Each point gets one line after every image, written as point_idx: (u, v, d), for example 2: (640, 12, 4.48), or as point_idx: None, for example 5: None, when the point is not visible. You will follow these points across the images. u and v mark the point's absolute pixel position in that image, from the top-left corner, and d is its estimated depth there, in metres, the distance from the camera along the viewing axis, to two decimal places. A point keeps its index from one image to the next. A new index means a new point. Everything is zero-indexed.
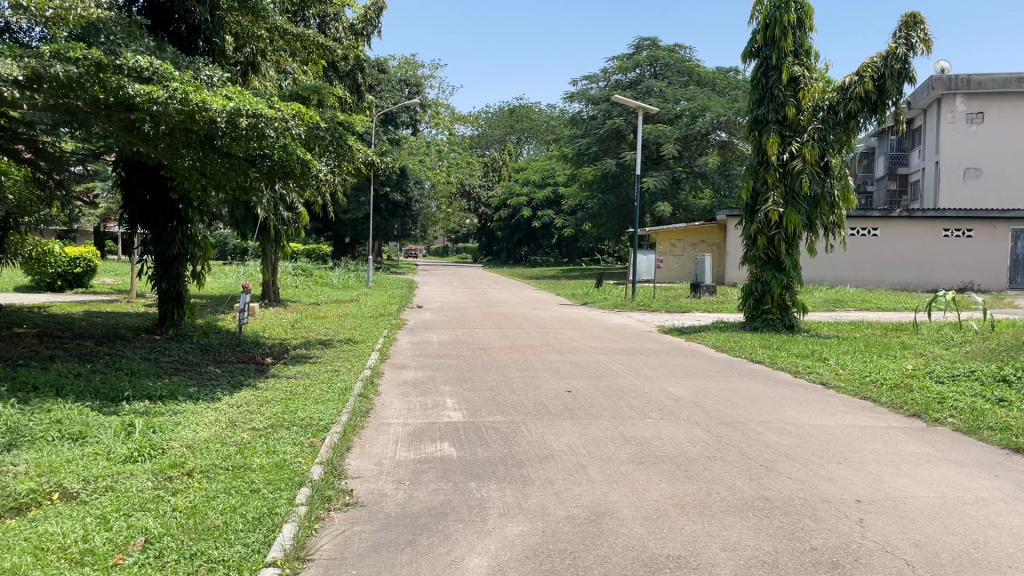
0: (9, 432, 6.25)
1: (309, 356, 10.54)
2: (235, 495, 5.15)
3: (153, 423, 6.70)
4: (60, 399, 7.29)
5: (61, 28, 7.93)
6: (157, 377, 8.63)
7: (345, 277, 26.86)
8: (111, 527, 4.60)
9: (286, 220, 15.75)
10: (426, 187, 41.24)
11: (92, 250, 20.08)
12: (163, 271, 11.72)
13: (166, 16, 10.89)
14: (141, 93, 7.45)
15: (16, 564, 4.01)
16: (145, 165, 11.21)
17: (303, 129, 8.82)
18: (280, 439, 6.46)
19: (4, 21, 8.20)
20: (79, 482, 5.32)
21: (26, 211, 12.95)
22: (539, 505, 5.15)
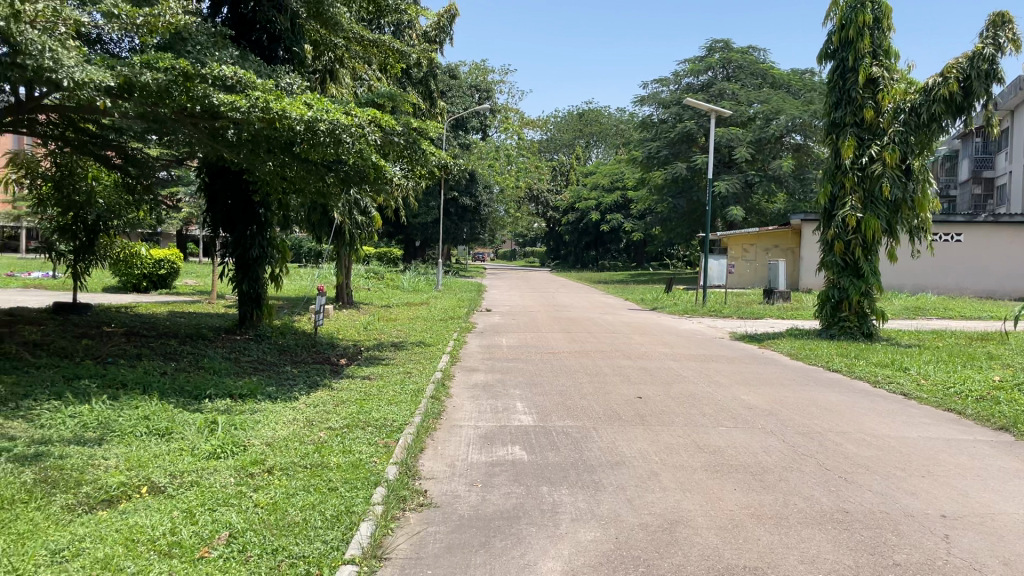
0: (101, 427, 6.55)
1: (382, 358, 10.72)
2: (314, 493, 5.27)
3: (235, 421, 6.91)
4: (147, 396, 7.58)
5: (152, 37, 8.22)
6: (238, 376, 8.91)
7: (416, 280, 27.20)
8: (196, 521, 4.76)
9: (360, 224, 16.03)
10: (494, 192, 41.56)
11: (176, 252, 20.84)
12: (244, 273, 12.08)
13: (249, 26, 11.30)
14: (225, 102, 7.69)
15: (110, 555, 4.20)
16: (228, 170, 11.61)
17: (379, 135, 9.00)
18: (356, 439, 6.59)
19: (96, 32, 8.58)
20: (166, 476, 5.53)
21: (115, 214, 13.52)
22: (612, 511, 5.14)
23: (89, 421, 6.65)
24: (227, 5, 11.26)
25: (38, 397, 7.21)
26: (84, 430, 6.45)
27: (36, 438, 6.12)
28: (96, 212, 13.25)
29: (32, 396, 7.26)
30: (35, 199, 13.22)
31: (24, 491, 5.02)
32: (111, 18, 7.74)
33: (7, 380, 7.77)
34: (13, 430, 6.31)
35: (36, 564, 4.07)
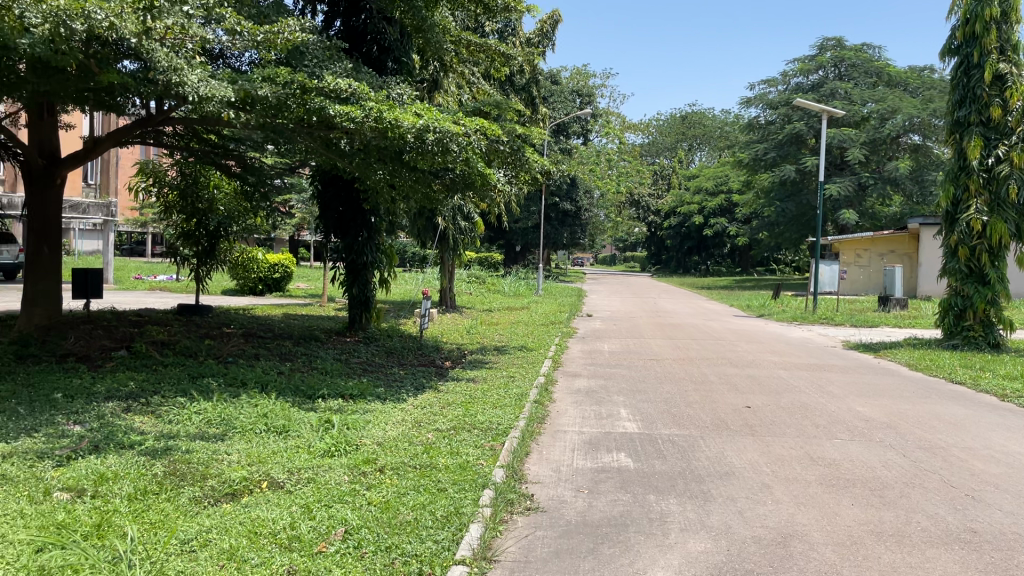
0: (223, 423, 6.88)
1: (485, 362, 10.86)
2: (424, 494, 5.39)
3: (348, 421, 7.14)
4: (266, 395, 7.92)
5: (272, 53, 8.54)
6: (348, 377, 9.21)
7: (517, 285, 27.37)
8: (314, 517, 4.94)
9: (464, 230, 16.24)
10: (595, 196, 41.46)
11: (289, 257, 21.58)
12: (354, 278, 12.49)
13: (361, 38, 11.64)
14: (340, 113, 7.95)
15: (235, 547, 4.42)
16: (339, 179, 12.01)
17: (485, 142, 9.08)
18: (463, 441, 6.69)
19: (220, 49, 9.05)
20: (284, 473, 5.76)
21: (235, 221, 14.17)
22: (723, 523, 5.04)
23: (212, 417, 7.01)
24: (339, 19, 11.67)
25: (167, 394, 7.66)
26: (208, 426, 6.80)
27: (164, 432, 6.49)
28: (217, 218, 13.96)
29: (162, 393, 7.71)
30: (162, 207, 14.03)
31: (156, 483, 5.33)
32: (233, 35, 8.11)
33: (140, 377, 8.27)
34: (144, 424, 6.72)
35: (168, 551, 4.33)
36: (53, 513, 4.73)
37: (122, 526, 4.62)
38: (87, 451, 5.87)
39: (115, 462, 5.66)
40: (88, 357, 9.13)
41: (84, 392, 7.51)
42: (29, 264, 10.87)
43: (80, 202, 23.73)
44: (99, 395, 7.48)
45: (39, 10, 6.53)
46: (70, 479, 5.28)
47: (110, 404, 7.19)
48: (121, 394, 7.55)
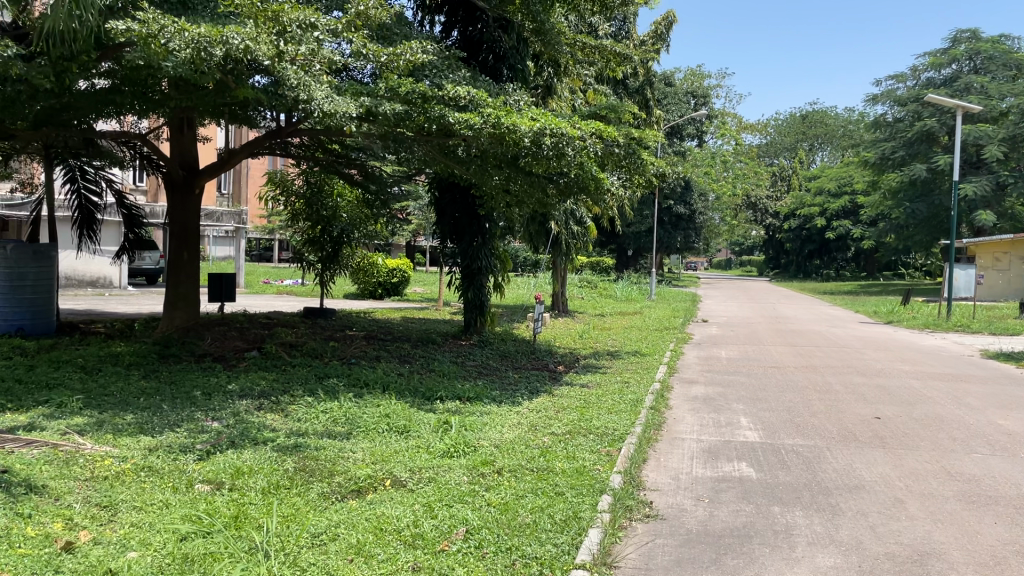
0: (348, 422, 7.14)
1: (599, 366, 10.83)
2: (542, 496, 5.43)
3: (465, 422, 7.28)
4: (387, 396, 8.17)
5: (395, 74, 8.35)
6: (465, 379, 9.38)
7: (630, 289, 27.15)
8: (435, 515, 5.06)
9: (576, 234, 16.27)
10: (709, 199, 40.65)
11: (406, 262, 22.14)
12: (469, 282, 12.68)
13: (477, 47, 11.90)
14: (460, 120, 8.13)
15: (362, 542, 4.58)
16: (455, 185, 12.24)
17: (601, 145, 8.97)
18: (579, 445, 6.70)
19: (344, 66, 9.29)
20: (406, 471, 5.94)
21: (356, 228, 14.69)
22: (853, 538, 4.84)
23: (338, 416, 7.30)
24: (457, 28, 11.96)
25: (296, 394, 8.01)
26: (334, 424, 7.09)
27: (293, 430, 6.80)
28: (340, 226, 14.51)
29: (290, 392, 8.06)
30: (289, 215, 14.69)
31: (287, 478, 5.60)
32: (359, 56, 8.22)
33: (270, 377, 8.66)
34: (276, 422, 7.06)
35: (300, 544, 4.53)
36: (195, 503, 5.03)
37: (256, 518, 4.86)
38: (224, 446, 6.22)
39: (249, 457, 5.97)
40: (223, 357, 9.66)
41: (220, 391, 7.96)
42: (172, 268, 11.58)
43: (216, 210, 25.14)
44: (234, 393, 7.90)
45: (181, 37, 6.94)
46: (209, 472, 5.61)
47: (243, 402, 7.59)
48: (253, 393, 7.94)
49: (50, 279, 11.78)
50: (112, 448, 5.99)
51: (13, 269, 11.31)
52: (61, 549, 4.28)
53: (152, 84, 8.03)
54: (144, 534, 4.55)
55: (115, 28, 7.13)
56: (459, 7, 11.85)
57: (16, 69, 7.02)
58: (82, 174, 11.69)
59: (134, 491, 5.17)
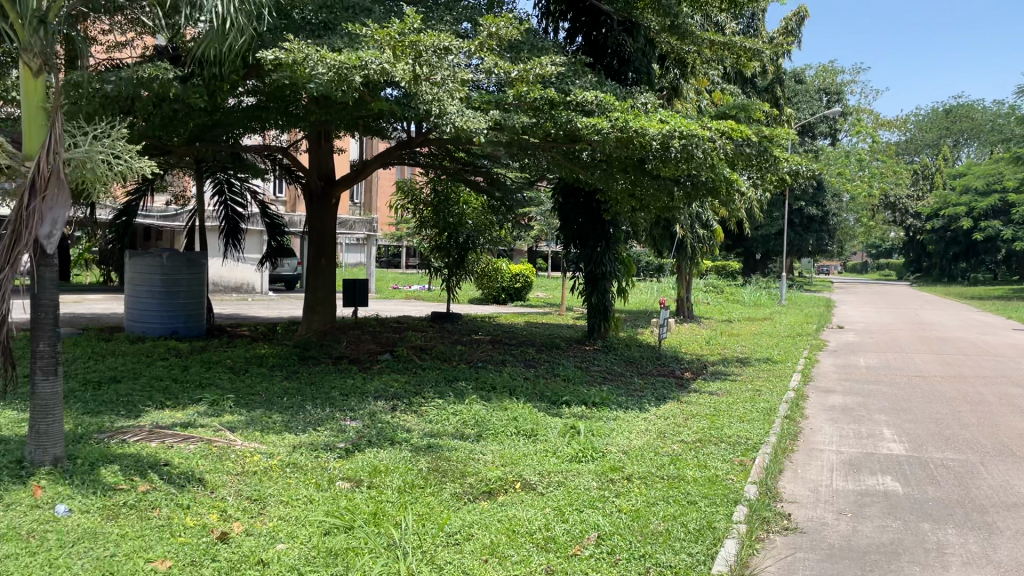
0: (478, 425, 7.26)
1: (728, 374, 10.54)
2: (674, 505, 5.35)
3: (593, 427, 7.27)
4: (516, 400, 8.27)
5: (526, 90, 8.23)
6: (590, 384, 9.37)
7: (758, 294, 26.36)
8: (566, 520, 5.07)
9: (701, 237, 15.96)
10: (843, 200, 38.98)
11: (529, 267, 22.38)
12: (593, 287, 12.66)
13: (602, 51, 11.90)
14: (586, 125, 8.12)
15: (495, 543, 4.65)
16: (580, 190, 12.28)
17: (731, 146, 8.62)
18: (711, 454, 6.56)
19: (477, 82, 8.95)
20: (536, 475, 5.98)
21: (482, 234, 14.95)
22: (1014, 559, 4.53)
23: (468, 418, 7.44)
24: (582, 33, 12.08)
25: (427, 396, 8.22)
26: (464, 426, 7.23)
27: (427, 431, 6.99)
28: (465, 232, 14.80)
29: (423, 394, 8.29)
30: (418, 223, 15.08)
31: (422, 478, 5.75)
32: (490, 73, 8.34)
33: (402, 379, 8.95)
34: (409, 423, 7.28)
35: (437, 542, 4.64)
36: (335, 500, 5.24)
37: (394, 515, 5.01)
38: (363, 445, 6.47)
39: (386, 456, 6.17)
40: (358, 360, 10.04)
41: (357, 391, 8.29)
42: (311, 274, 12.16)
43: (348, 218, 26.16)
44: (369, 394, 8.20)
45: (322, 63, 7.22)
46: (349, 469, 5.85)
47: (378, 403, 7.86)
48: (387, 394, 8.22)
49: (201, 286, 12.57)
50: (260, 444, 6.34)
51: (168, 276, 12.06)
52: (216, 539, 4.56)
53: (294, 100, 8.45)
54: (291, 527, 4.78)
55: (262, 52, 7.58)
56: (583, 12, 11.96)
57: (175, 90, 7.58)
58: (229, 187, 12.46)
59: (280, 486, 5.44)
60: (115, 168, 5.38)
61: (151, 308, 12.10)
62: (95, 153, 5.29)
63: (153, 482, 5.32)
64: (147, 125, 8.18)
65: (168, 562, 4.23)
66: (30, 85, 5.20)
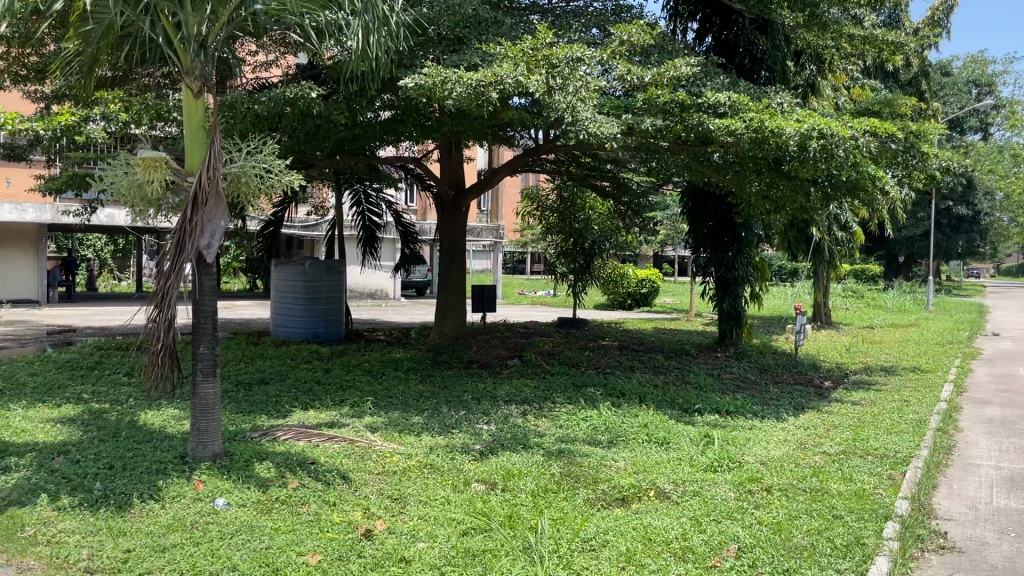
0: (609, 431, 7.21)
1: (872, 383, 10.03)
2: (818, 519, 5.14)
3: (728, 436, 7.09)
4: (647, 407, 8.18)
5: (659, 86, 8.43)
6: (723, 392, 9.15)
7: (902, 299, 24.93)
8: (704, 530, 4.97)
9: (839, 240, 15.34)
10: (997, 198, 36.33)
11: (656, 272, 22.07)
12: (724, 292, 12.38)
13: (733, 50, 11.66)
14: (720, 127, 7.95)
15: (632, 550, 4.61)
16: (710, 193, 12.06)
17: (875, 144, 8.23)
18: (856, 467, 6.26)
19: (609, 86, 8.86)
20: (670, 483, 5.89)
21: (608, 239, 14.89)
22: None
23: (599, 424, 7.41)
24: (712, 33, 11.94)
25: (557, 401, 8.26)
26: (595, 432, 7.22)
27: (559, 436, 7.02)
28: (592, 238, 14.80)
29: (553, 399, 8.33)
30: (543, 229, 15.14)
31: (554, 482, 5.78)
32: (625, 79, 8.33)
33: (532, 385, 9.03)
34: (541, 427, 7.33)
35: (573, 547, 4.64)
36: (471, 502, 5.33)
37: (529, 519, 5.05)
38: (498, 448, 6.56)
39: (519, 460, 6.25)
40: (488, 364, 10.22)
41: (488, 395, 8.43)
42: (443, 281, 12.45)
43: (476, 226, 26.65)
44: (501, 398, 8.32)
45: (460, 82, 7.44)
46: (484, 472, 5.95)
47: (510, 407, 7.96)
48: (518, 399, 8.31)
49: (339, 293, 13.09)
50: (399, 445, 6.55)
51: (310, 282, 12.61)
52: (361, 536, 4.74)
53: (428, 112, 8.70)
54: (430, 527, 4.90)
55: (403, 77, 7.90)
56: (715, 12, 11.82)
57: (318, 107, 7.97)
58: (365, 197, 12.96)
59: (419, 487, 5.60)
60: (267, 181, 5.69)
61: (294, 314, 12.72)
62: (249, 168, 5.63)
63: (302, 479, 5.61)
64: (293, 140, 8.64)
65: (318, 557, 4.43)
66: (192, 106, 5.56)
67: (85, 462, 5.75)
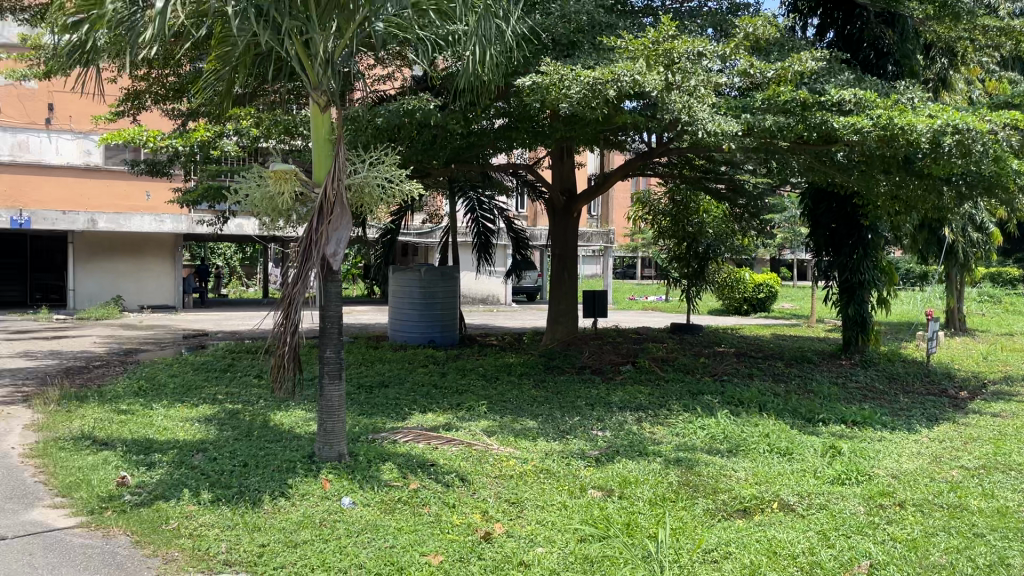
0: (728, 440, 7.04)
1: (1014, 394, 9.38)
2: (957, 537, 4.86)
3: (856, 449, 6.78)
4: (767, 415, 7.94)
5: (782, 84, 8.31)
6: (849, 402, 8.77)
7: None
8: (833, 545, 4.77)
9: (974, 242, 14.47)
10: None
11: (774, 277, 21.39)
12: (848, 296, 11.90)
13: (858, 45, 11.31)
14: (845, 125, 7.66)
15: (755, 563, 4.48)
16: (833, 193, 11.62)
17: (1016, 138, 7.74)
18: (998, 483, 5.87)
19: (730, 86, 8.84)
20: (794, 495, 5.68)
21: (723, 243, 14.55)
22: None
23: (717, 433, 7.24)
24: (834, 29, 11.56)
25: (674, 408, 8.13)
26: (713, 441, 7.06)
27: (677, 444, 6.91)
28: (706, 242, 14.52)
29: (668, 407, 8.20)
30: (655, 233, 14.98)
31: (673, 491, 5.69)
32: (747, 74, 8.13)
33: (647, 391, 8.92)
34: (658, 434, 7.23)
35: (694, 558, 4.54)
36: (589, 508, 5.31)
37: (648, 527, 4.98)
38: (614, 455, 6.52)
39: (635, 468, 6.18)
40: (601, 370, 10.17)
41: (602, 402, 8.39)
42: (555, 286, 12.49)
43: (586, 231, 26.59)
44: (615, 405, 8.26)
45: (577, 81, 7.49)
46: (600, 478, 5.91)
47: (625, 414, 7.90)
48: (632, 406, 8.23)
49: (455, 298, 13.33)
50: (515, 450, 6.60)
51: (426, 287, 12.92)
52: (481, 538, 4.80)
53: (540, 119, 8.75)
54: (548, 532, 4.92)
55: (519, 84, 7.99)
56: (838, 6, 11.43)
57: (435, 117, 8.16)
58: (479, 204, 13.16)
59: (536, 491, 5.63)
60: (389, 191, 5.87)
61: (411, 318, 13.08)
62: (371, 178, 5.82)
63: (423, 480, 5.74)
64: (411, 149, 8.89)
65: (439, 557, 4.51)
66: (319, 120, 5.82)
67: (222, 459, 6.07)
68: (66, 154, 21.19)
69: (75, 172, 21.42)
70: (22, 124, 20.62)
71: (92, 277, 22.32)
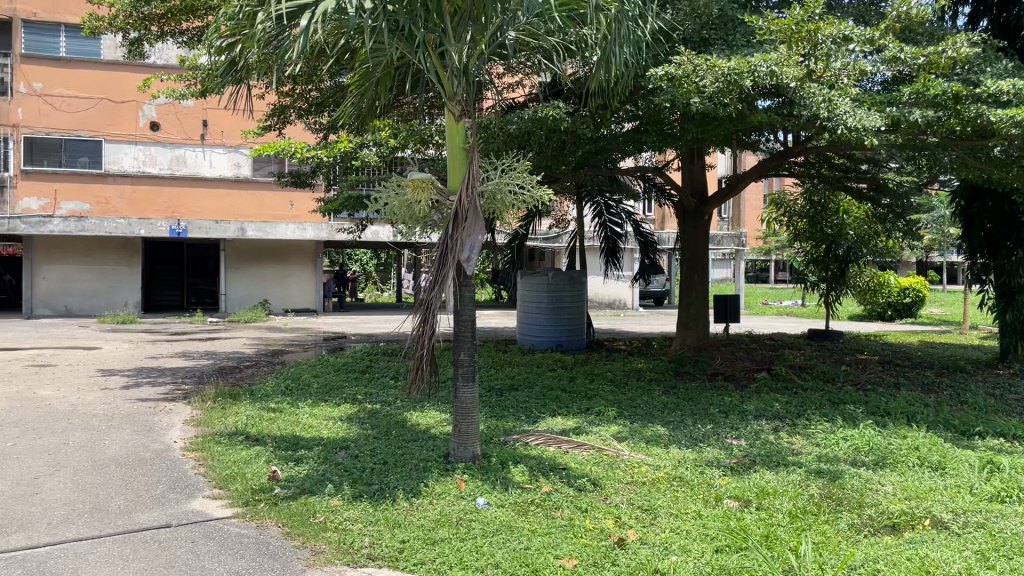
0: (874, 452, 6.71)
1: None
2: None
3: (1018, 464, 6.30)
4: (915, 427, 7.50)
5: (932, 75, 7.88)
6: (1009, 415, 8.14)
7: None
8: (993, 566, 4.46)
9: None
10: None
11: (921, 280, 20.27)
12: (1006, 303, 11.06)
13: (1014, 33, 10.62)
14: (1003, 118, 7.10)
15: None
16: (989, 191, 10.86)
17: None
18: None
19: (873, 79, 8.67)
20: (948, 512, 5.35)
21: (866, 245, 13.90)
22: None
23: (861, 445, 6.91)
24: (987, 16, 10.84)
25: (813, 418, 7.81)
26: (857, 452, 6.74)
27: (818, 455, 6.65)
28: (846, 244, 13.89)
29: (807, 416, 7.89)
30: (791, 235, 14.51)
31: (814, 504, 5.48)
32: (893, 63, 7.77)
33: (784, 399, 8.62)
34: (797, 445, 6.98)
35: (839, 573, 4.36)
36: (726, 518, 5.19)
37: (787, 540, 4.82)
38: (751, 465, 6.34)
39: (773, 478, 5.99)
40: (735, 376, 9.91)
41: (736, 409, 8.17)
42: (685, 290, 12.30)
43: (716, 235, 25.97)
44: (750, 413, 8.04)
45: (712, 73, 7.41)
46: (736, 488, 5.76)
47: (761, 422, 7.67)
48: (769, 414, 7.99)
49: (582, 304, 13.34)
50: (646, 456, 6.55)
51: (554, 293, 13.00)
52: (616, 543, 4.79)
53: (670, 121, 8.63)
54: (683, 541, 4.84)
55: (650, 85, 7.95)
56: None
57: (566, 123, 8.27)
58: (607, 208, 13.15)
59: (669, 499, 5.55)
60: (521, 197, 5.96)
61: (539, 322, 13.20)
62: (504, 186, 5.93)
63: (555, 484, 5.79)
64: (541, 155, 9.01)
65: (574, 561, 4.54)
66: (455, 129, 6.00)
67: (363, 457, 6.33)
68: (219, 167, 22.77)
69: (227, 183, 22.92)
70: (179, 140, 22.27)
71: (240, 282, 23.79)
